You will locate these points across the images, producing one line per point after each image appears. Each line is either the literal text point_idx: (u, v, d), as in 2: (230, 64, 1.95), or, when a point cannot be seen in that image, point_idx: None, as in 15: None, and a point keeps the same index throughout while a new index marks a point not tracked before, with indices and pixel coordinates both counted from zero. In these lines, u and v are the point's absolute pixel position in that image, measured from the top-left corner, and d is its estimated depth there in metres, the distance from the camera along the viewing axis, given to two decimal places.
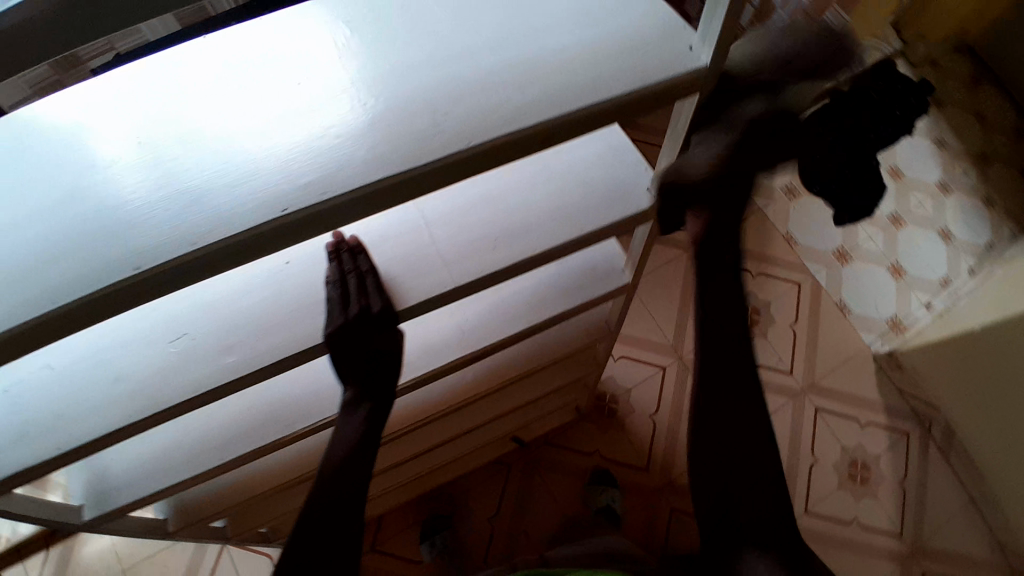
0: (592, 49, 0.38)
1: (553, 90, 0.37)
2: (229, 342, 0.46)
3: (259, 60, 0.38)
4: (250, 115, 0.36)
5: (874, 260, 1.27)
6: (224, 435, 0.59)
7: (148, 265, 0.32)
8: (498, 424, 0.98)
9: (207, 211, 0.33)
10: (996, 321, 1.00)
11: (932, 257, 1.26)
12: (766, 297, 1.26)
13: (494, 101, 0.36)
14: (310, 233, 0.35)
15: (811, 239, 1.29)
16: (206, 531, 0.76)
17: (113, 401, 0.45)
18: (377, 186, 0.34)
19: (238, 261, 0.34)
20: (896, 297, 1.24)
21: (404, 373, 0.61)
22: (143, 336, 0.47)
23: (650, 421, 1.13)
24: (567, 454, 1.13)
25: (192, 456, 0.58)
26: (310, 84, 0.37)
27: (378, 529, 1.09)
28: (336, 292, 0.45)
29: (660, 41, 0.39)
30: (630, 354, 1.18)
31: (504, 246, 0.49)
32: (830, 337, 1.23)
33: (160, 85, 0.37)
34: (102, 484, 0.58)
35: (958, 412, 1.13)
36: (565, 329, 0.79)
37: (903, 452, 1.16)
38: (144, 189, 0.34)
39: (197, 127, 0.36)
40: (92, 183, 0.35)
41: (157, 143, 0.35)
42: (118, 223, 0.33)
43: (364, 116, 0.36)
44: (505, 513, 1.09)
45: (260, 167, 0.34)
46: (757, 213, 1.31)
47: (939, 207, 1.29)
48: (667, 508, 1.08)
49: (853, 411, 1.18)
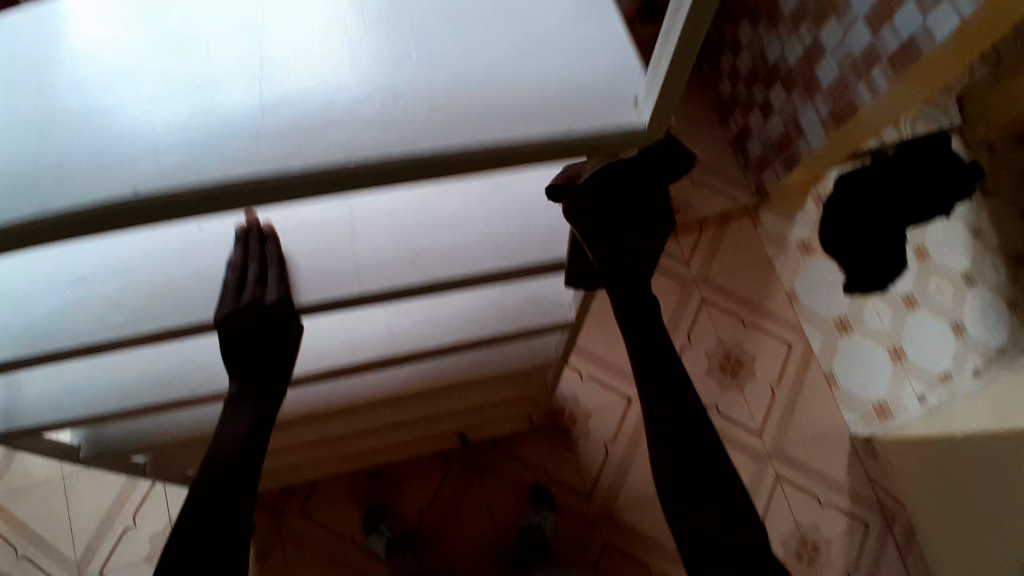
0: (549, 75, 0.35)
1: (477, 118, 0.34)
2: (158, 303, 0.49)
3: (230, 26, 0.35)
4: (194, 80, 0.34)
5: (876, 338, 1.21)
6: (133, 383, 0.63)
7: (49, 211, 0.32)
8: (445, 419, 0.98)
9: (118, 171, 0.32)
10: (990, 435, 0.93)
11: (936, 349, 1.17)
12: (753, 350, 1.22)
13: (424, 114, 0.34)
14: (211, 209, 0.33)
15: (817, 301, 1.25)
16: (123, 462, 0.83)
17: (51, 331, 0.49)
18: (290, 183, 0.32)
19: (139, 222, 0.33)
20: (890, 381, 1.18)
21: (335, 361, 0.64)
22: (79, 278, 0.50)
23: (603, 449, 1.14)
24: (511, 462, 1.14)
25: (103, 396, 0.62)
26: (230, 62, 0.35)
27: (311, 493, 1.11)
28: (232, 279, 0.49)
29: (614, 82, 0.36)
30: (598, 378, 1.17)
31: (421, 263, 0.51)
32: (809, 406, 1.18)
33: (128, 27, 0.36)
34: (11, 403, 0.62)
35: (926, 514, 1.08)
36: (510, 351, 0.82)
37: (858, 541, 1.11)
38: (73, 132, 0.33)
39: (140, 79, 0.34)
40: (19, 112, 0.34)
41: (98, 88, 0.34)
42: (37, 163, 0.33)
43: (299, 105, 0.34)
44: (437, 506, 1.11)
45: (182, 135, 0.33)
46: (763, 264, 1.28)
47: (957, 299, 1.18)
48: (599, 540, 1.09)
49: (816, 487, 1.14)
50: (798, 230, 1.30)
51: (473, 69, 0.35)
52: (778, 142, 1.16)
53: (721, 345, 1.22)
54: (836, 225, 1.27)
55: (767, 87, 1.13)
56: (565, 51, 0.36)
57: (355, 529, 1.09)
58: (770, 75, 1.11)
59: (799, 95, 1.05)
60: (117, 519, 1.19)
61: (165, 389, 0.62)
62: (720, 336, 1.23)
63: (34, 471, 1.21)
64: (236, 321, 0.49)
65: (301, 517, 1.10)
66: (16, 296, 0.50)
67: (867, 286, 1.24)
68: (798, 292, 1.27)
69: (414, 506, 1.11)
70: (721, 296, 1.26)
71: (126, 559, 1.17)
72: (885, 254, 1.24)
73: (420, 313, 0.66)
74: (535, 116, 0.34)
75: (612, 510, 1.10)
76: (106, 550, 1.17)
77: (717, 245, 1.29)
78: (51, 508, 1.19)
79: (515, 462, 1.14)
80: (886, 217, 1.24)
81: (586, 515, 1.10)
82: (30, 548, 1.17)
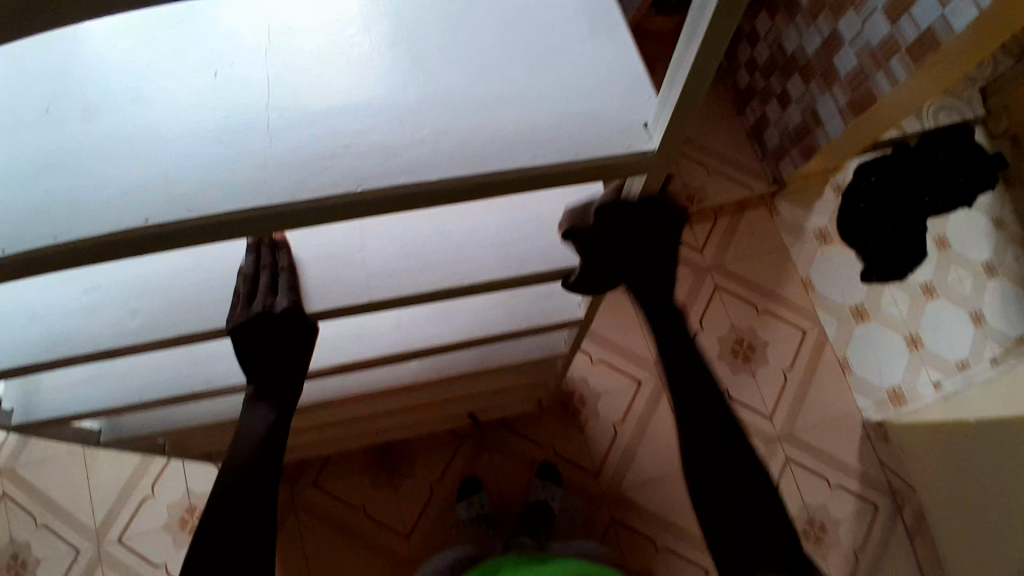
0: (563, 103, 0.35)
1: (480, 145, 0.34)
2: (181, 313, 0.49)
3: (233, 51, 0.35)
4: (203, 106, 0.34)
5: (892, 326, 1.20)
6: (153, 382, 0.65)
7: (61, 239, 0.32)
8: (456, 404, 0.99)
9: (130, 201, 0.32)
10: (1002, 419, 0.92)
11: (956, 337, 1.19)
12: (765, 337, 1.20)
13: (433, 133, 0.34)
14: (224, 233, 0.34)
15: (833, 291, 1.23)
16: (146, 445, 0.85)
17: (81, 334, 0.49)
18: (298, 205, 0.32)
19: (152, 246, 0.34)
20: (906, 369, 1.18)
21: (346, 350, 0.66)
22: (112, 288, 0.51)
23: (611, 430, 1.14)
24: (521, 441, 1.15)
25: (130, 392, 0.64)
26: (244, 88, 0.34)
27: (323, 467, 1.13)
28: (243, 290, 0.47)
29: (621, 111, 0.35)
30: (608, 360, 1.17)
31: (428, 271, 0.50)
32: (822, 393, 1.17)
33: (131, 52, 0.35)
34: (36, 399, 0.66)
35: (935, 497, 1.08)
36: (523, 345, 0.83)
37: (866, 521, 1.12)
38: (84, 163, 0.33)
39: (148, 107, 0.34)
40: (36, 138, 0.34)
41: (109, 118, 0.34)
42: (48, 191, 0.33)
43: (310, 124, 0.34)
44: (447, 484, 1.12)
45: (193, 164, 0.33)
46: (780, 248, 1.25)
47: (978, 287, 1.21)
48: (607, 518, 1.09)
49: (825, 470, 1.14)
50: (813, 221, 1.25)
51: (478, 94, 0.35)
52: (796, 133, 1.14)
53: (732, 330, 1.21)
54: (854, 212, 1.24)
55: (785, 76, 1.11)
56: (572, 78, 0.36)
57: (366, 502, 1.11)
58: (787, 64, 1.10)
59: (818, 86, 1.04)
60: (135, 490, 1.22)
61: (179, 385, 0.64)
62: (732, 321, 1.21)
63: (58, 448, 1.25)
64: (247, 331, 0.47)
65: (313, 489, 1.12)
66: (51, 300, 0.51)
67: (884, 274, 1.22)
68: (813, 279, 1.23)
69: (424, 481, 1.13)
70: (734, 282, 1.24)
71: (143, 529, 1.20)
72: (902, 242, 1.23)
73: (425, 312, 0.67)
74: (540, 142, 0.34)
75: (618, 491, 1.11)
76: (124, 519, 1.21)
77: (730, 231, 1.26)
78: (74, 485, 1.23)
79: (523, 442, 1.15)
80: (906, 206, 1.23)
81: (593, 495, 1.11)
82: (51, 515, 1.21)
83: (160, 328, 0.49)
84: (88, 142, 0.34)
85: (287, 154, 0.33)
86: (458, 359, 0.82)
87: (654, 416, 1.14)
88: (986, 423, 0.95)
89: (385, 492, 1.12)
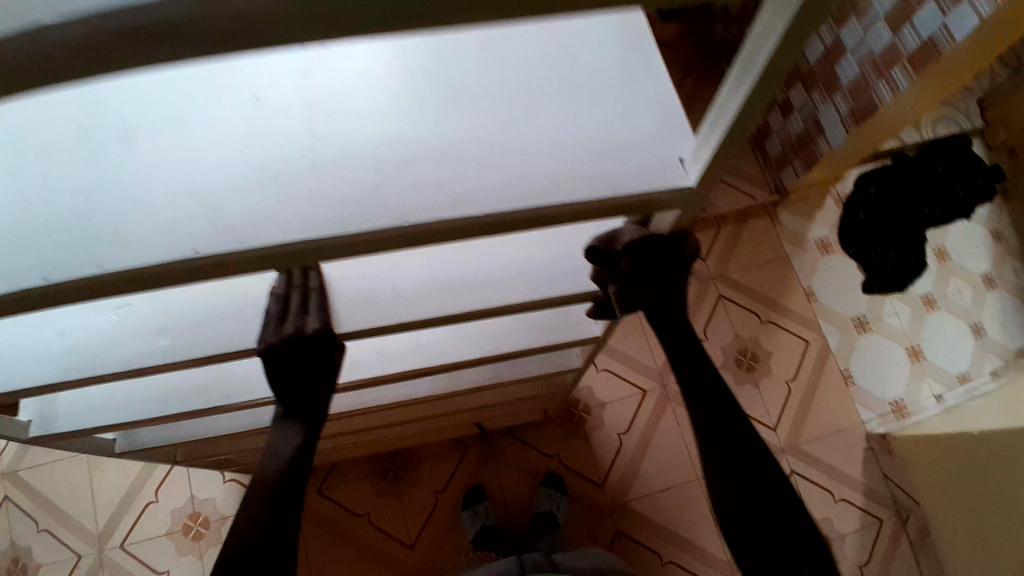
0: (603, 137, 0.36)
1: (523, 181, 0.34)
2: (207, 334, 0.50)
3: (274, 87, 0.34)
4: (251, 140, 0.33)
5: (894, 336, 1.22)
6: (172, 396, 0.65)
7: (112, 267, 0.32)
8: (463, 414, 0.99)
9: (182, 234, 0.32)
10: (1000, 429, 0.93)
11: (956, 349, 1.21)
12: (769, 347, 1.21)
13: (472, 163, 0.34)
14: (276, 261, 0.34)
15: (836, 301, 1.24)
16: (157, 455, 0.85)
17: (108, 355, 0.49)
18: (357, 236, 0.33)
19: (204, 274, 0.34)
20: (909, 381, 1.19)
21: (369, 358, 0.67)
22: (138, 308, 0.51)
23: (615, 439, 1.15)
24: (526, 449, 1.15)
25: (147, 407, 0.64)
26: (291, 119, 0.34)
27: (327, 476, 1.12)
28: (275, 310, 0.47)
29: (661, 150, 0.36)
30: (612, 369, 1.18)
31: (460, 289, 0.51)
32: (825, 403, 1.19)
33: (168, 87, 0.34)
34: (54, 416, 0.66)
35: (941, 513, 1.09)
36: (535, 362, 0.84)
37: (872, 537, 1.13)
38: (132, 195, 0.33)
39: (194, 140, 0.33)
40: (85, 171, 0.33)
41: (150, 150, 0.33)
42: (100, 221, 0.33)
43: (360, 152, 0.34)
44: (453, 492, 1.12)
45: (247, 196, 0.33)
46: (784, 259, 1.26)
47: (978, 299, 1.23)
48: (613, 529, 1.10)
49: (832, 484, 1.15)
50: (815, 231, 1.26)
51: (522, 132, 0.35)
52: (799, 140, 1.14)
53: (736, 339, 1.22)
54: (856, 223, 1.25)
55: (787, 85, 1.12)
56: (612, 115, 0.36)
57: (370, 510, 1.11)
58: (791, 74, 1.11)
59: (820, 94, 1.05)
60: (136, 496, 1.21)
61: (195, 398, 0.64)
62: (736, 330, 1.22)
63: (56, 457, 1.24)
64: (278, 354, 0.47)
65: (316, 498, 1.11)
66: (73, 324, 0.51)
67: (887, 285, 1.24)
68: (816, 289, 1.24)
69: (429, 489, 1.13)
70: (737, 291, 1.24)
71: (144, 536, 1.20)
72: (903, 254, 1.25)
73: (445, 331, 0.67)
74: (584, 180, 0.35)
75: (621, 501, 1.12)
76: (124, 526, 1.20)
77: (734, 241, 1.26)
78: (74, 494, 1.22)
79: (528, 450, 1.15)
80: (906, 218, 1.25)
81: (598, 505, 1.11)
82: (50, 522, 1.20)
83: (187, 352, 0.49)
84: (134, 172, 0.33)
85: (338, 188, 0.33)
86: (470, 376, 0.83)
87: (657, 426, 1.15)
88: (986, 434, 0.96)
89: (390, 500, 1.12)
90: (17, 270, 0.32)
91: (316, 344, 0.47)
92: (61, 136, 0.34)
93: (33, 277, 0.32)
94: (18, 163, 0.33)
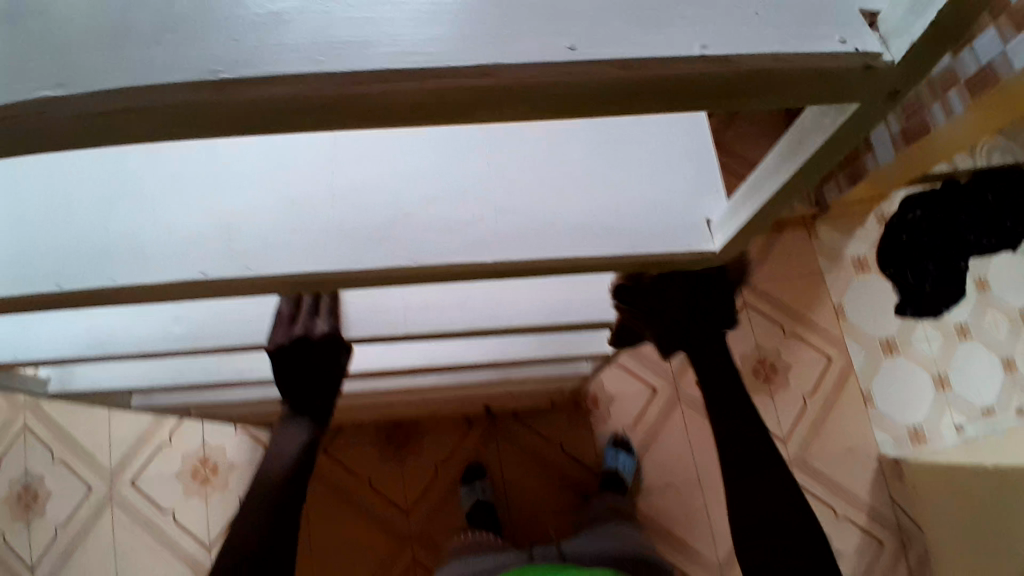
0: (631, 201, 0.38)
1: (551, 218, 0.36)
2: (219, 335, 0.52)
3: (293, 141, 0.36)
4: (266, 181, 0.35)
5: (921, 363, 1.18)
6: (190, 366, 0.68)
7: (126, 281, 0.34)
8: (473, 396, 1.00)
9: (193, 256, 0.34)
10: (996, 468, 0.92)
11: (986, 383, 1.16)
12: (789, 360, 1.19)
13: (503, 213, 0.36)
14: (280, 287, 0.35)
15: (866, 321, 1.20)
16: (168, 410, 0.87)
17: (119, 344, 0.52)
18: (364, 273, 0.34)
19: (208, 292, 0.35)
20: (930, 409, 1.16)
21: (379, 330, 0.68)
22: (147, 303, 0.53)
23: (621, 436, 1.14)
24: (531, 434, 1.15)
25: (167, 372, 0.68)
26: (306, 165, 0.36)
27: (333, 436, 1.14)
28: (286, 310, 0.48)
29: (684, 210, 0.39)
30: (625, 365, 1.17)
31: (470, 305, 0.53)
32: (840, 423, 1.17)
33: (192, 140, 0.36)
34: (75, 375, 0.69)
35: (944, 545, 1.07)
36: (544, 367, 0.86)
37: (870, 558, 1.12)
38: (149, 221, 0.35)
39: (213, 178, 0.35)
40: (107, 193, 0.35)
41: (172, 182, 0.35)
42: (115, 242, 0.35)
43: (366, 199, 0.35)
44: (454, 467, 1.13)
45: (257, 227, 0.34)
46: (816, 271, 1.23)
47: (1016, 333, 1.17)
48: None
49: (835, 501, 1.14)
50: (852, 247, 1.23)
51: (558, 187, 0.37)
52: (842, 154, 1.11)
53: (756, 348, 1.19)
54: (895, 243, 1.20)
55: None
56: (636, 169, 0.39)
57: (371, 475, 1.13)
58: None
59: None
60: (153, 437, 1.26)
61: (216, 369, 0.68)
62: (756, 340, 1.20)
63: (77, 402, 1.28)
64: (288, 355, 0.48)
65: (320, 457, 1.13)
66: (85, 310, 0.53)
67: (918, 310, 1.20)
68: (846, 305, 1.21)
69: (431, 461, 1.14)
70: (763, 302, 1.22)
71: (154, 483, 1.23)
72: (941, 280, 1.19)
73: None
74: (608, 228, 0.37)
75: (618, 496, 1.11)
76: (138, 463, 1.24)
77: (766, 250, 1.24)
78: (91, 437, 1.26)
79: (532, 436, 1.15)
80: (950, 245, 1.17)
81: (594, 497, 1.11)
82: (70, 451, 1.25)
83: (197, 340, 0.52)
84: (154, 197, 0.35)
85: (351, 229, 0.34)
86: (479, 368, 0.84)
87: (666, 428, 1.14)
88: (984, 473, 0.94)
89: (391, 467, 1.13)
90: (34, 275, 0.34)
91: (327, 346, 0.49)
92: (84, 166, 0.36)
93: (47, 282, 0.34)
94: (43, 183, 0.35)
